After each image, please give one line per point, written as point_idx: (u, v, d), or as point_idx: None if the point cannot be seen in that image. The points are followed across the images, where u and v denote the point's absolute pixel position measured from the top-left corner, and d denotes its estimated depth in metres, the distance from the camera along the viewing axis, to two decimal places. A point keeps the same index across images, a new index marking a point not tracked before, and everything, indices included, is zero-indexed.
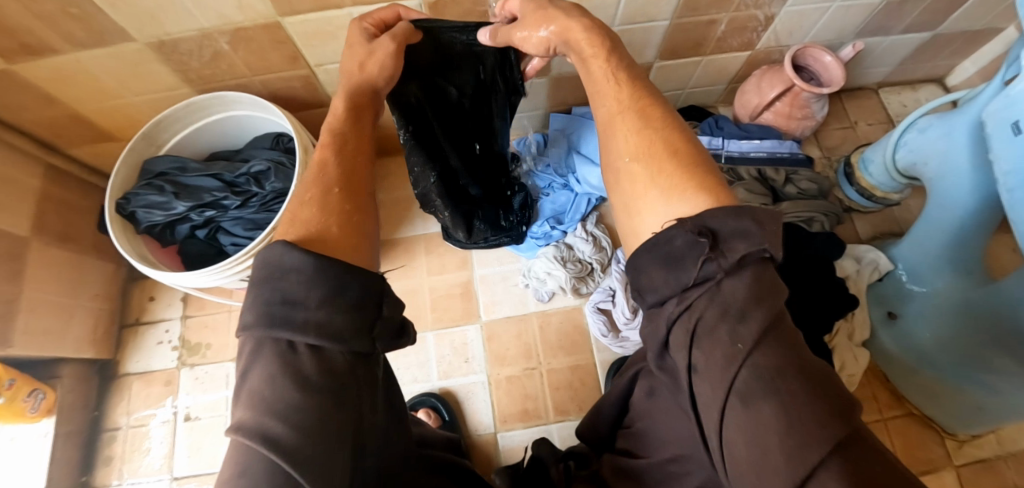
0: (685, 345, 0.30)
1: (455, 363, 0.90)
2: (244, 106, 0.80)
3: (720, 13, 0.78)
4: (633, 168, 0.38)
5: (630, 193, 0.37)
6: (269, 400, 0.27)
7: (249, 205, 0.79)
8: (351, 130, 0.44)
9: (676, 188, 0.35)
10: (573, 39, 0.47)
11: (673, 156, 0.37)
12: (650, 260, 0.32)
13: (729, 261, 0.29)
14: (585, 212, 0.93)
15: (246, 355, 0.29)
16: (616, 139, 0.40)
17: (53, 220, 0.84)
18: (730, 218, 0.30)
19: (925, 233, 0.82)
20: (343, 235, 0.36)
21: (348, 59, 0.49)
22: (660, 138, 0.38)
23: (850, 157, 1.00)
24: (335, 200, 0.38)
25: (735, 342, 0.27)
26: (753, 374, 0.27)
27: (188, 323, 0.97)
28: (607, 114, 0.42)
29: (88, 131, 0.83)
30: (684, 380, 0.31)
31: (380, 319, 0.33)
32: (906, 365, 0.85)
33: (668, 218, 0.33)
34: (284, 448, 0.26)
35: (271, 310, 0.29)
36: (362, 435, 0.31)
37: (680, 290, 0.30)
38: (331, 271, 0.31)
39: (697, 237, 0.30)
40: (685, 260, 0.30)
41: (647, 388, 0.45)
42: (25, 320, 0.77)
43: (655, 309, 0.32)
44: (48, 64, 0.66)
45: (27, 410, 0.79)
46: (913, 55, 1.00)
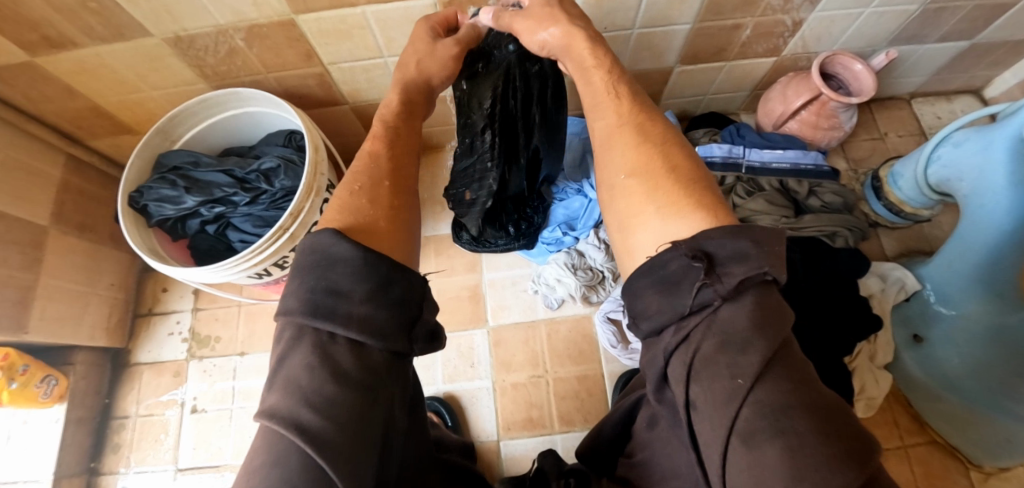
0: (682, 378, 0.28)
1: (461, 367, 0.89)
2: (258, 103, 0.80)
3: (746, 18, 0.75)
4: (631, 183, 0.36)
5: (625, 210, 0.35)
6: (307, 388, 0.27)
7: (259, 202, 0.79)
8: (399, 125, 0.47)
9: (673, 205, 0.33)
10: (573, 47, 0.46)
11: (671, 173, 0.35)
12: (647, 284, 0.30)
13: (727, 287, 0.27)
14: (599, 219, 0.90)
15: (284, 342, 0.29)
16: (612, 154, 0.38)
17: (72, 209, 0.86)
18: (728, 239, 0.28)
19: (956, 253, 0.78)
20: (390, 229, 0.36)
21: (405, 55, 0.54)
22: (659, 154, 0.36)
23: (878, 169, 0.95)
24: (384, 192, 0.39)
25: (735, 375, 0.25)
26: (756, 410, 0.24)
27: (199, 315, 0.98)
28: (606, 127, 0.40)
29: (108, 123, 0.84)
30: (683, 416, 0.29)
31: (419, 320, 0.33)
32: (927, 388, 0.81)
33: (663, 241, 0.31)
34: (317, 438, 0.26)
35: (316, 297, 0.29)
36: (391, 437, 0.31)
37: (676, 318, 0.28)
38: (377, 266, 0.31)
39: (692, 260, 0.28)
40: (682, 284, 0.28)
41: (650, 418, 0.42)
42: (40, 308, 0.79)
43: (652, 339, 0.31)
44: (69, 57, 0.67)
45: (39, 395, 0.81)
46: (949, 65, 0.95)
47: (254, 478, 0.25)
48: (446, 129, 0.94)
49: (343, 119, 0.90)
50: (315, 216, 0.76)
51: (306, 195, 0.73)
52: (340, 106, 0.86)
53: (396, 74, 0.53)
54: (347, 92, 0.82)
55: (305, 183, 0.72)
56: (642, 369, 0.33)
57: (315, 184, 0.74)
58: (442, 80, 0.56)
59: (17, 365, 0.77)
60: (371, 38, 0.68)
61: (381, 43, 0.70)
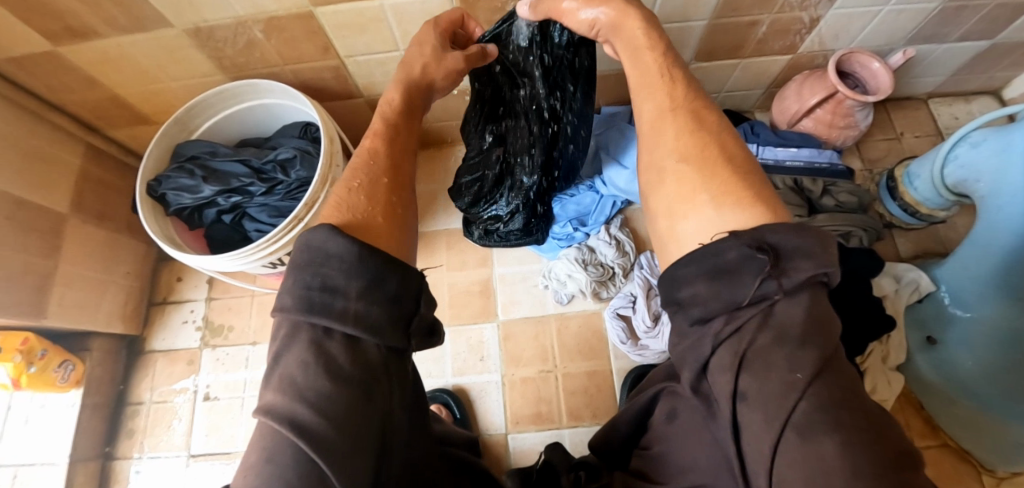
0: (731, 367, 0.27)
1: (470, 361, 0.89)
2: (275, 94, 0.81)
3: (762, 14, 0.74)
4: (683, 169, 0.34)
5: (675, 194, 0.34)
6: (302, 385, 0.27)
7: (275, 192, 0.80)
8: (402, 122, 0.46)
9: (730, 195, 0.32)
10: (625, 27, 0.46)
11: (729, 164, 0.34)
12: (696, 272, 0.29)
13: (791, 282, 0.26)
14: (609, 215, 0.91)
15: (280, 337, 0.29)
16: (661, 140, 0.37)
17: (91, 198, 0.87)
18: (791, 235, 0.27)
19: (972, 255, 0.77)
20: (386, 226, 0.36)
21: (408, 57, 0.52)
22: (713, 141, 0.36)
23: (893, 170, 0.94)
24: (382, 191, 0.38)
25: (794, 369, 0.25)
26: (814, 405, 0.24)
27: (213, 304, 0.99)
28: (654, 112, 0.39)
29: (128, 114, 0.85)
30: (726, 406, 0.28)
31: (414, 315, 0.33)
32: (943, 392, 0.80)
33: (718, 230, 0.30)
34: (313, 435, 0.26)
35: (311, 294, 0.29)
36: (390, 430, 0.32)
37: (731, 309, 0.27)
38: (372, 262, 0.31)
39: (754, 251, 0.27)
40: (741, 274, 0.27)
41: (668, 410, 0.40)
42: (59, 294, 0.81)
43: (696, 327, 0.29)
44: (92, 47, 0.68)
45: (57, 380, 0.83)
46: (968, 65, 0.94)
47: (256, 473, 0.26)
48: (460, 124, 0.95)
49: (358, 112, 0.91)
50: None
51: (322, 185, 0.73)
52: (355, 99, 0.86)
53: (397, 71, 0.51)
54: (363, 85, 0.82)
55: (321, 173, 0.73)
56: (675, 359, 0.32)
57: (328, 175, 0.75)
58: (443, 87, 0.55)
59: (36, 349, 0.79)
60: (388, 32, 0.69)
61: (398, 36, 0.70)
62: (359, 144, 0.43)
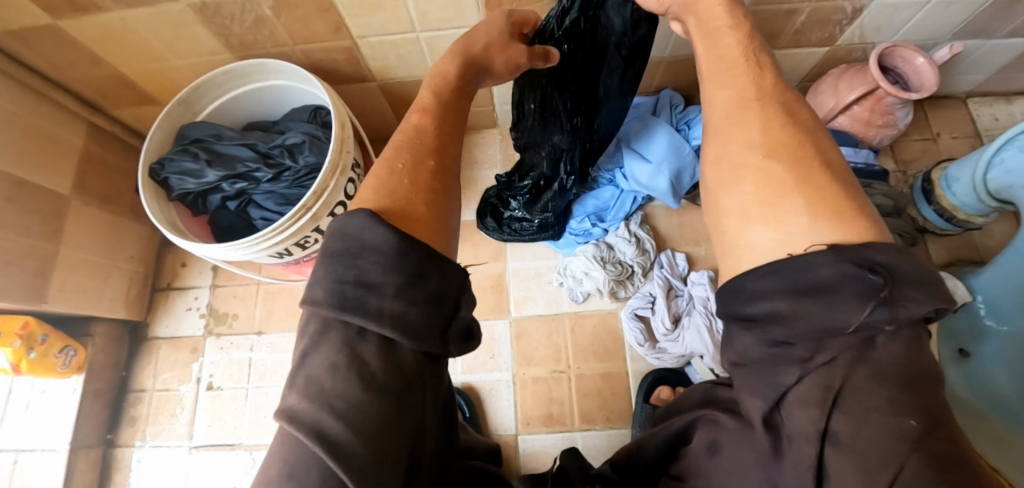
0: (821, 407, 0.25)
1: (481, 359, 0.86)
2: (285, 76, 0.77)
3: (803, 2, 0.70)
4: (770, 166, 0.30)
5: (755, 194, 0.30)
6: (329, 388, 0.24)
7: (281, 179, 0.77)
8: (452, 102, 0.42)
9: (825, 204, 0.27)
10: (700, 4, 0.41)
11: (825, 169, 0.30)
12: (786, 288, 0.26)
13: (907, 314, 0.23)
14: (629, 211, 0.88)
15: (309, 334, 0.27)
16: (738, 131, 0.33)
17: (94, 180, 0.85)
18: (903, 258, 0.24)
19: (1014, 266, 0.74)
20: (428, 214, 0.33)
21: (475, 32, 0.47)
22: (809, 142, 0.31)
23: (930, 172, 0.89)
24: (426, 176, 0.35)
25: (904, 417, 0.23)
26: (925, 460, 0.23)
27: (217, 292, 0.96)
28: (733, 99, 0.34)
29: (133, 94, 0.82)
30: (807, 445, 0.26)
31: (455, 317, 0.30)
32: (973, 409, 0.76)
33: (812, 241, 0.26)
34: (340, 449, 0.23)
35: (343, 289, 0.26)
36: (424, 443, 0.29)
37: (824, 336, 0.24)
38: (412, 257, 0.28)
39: (863, 272, 0.24)
40: (840, 295, 0.24)
41: (709, 442, 0.37)
42: (60, 278, 0.78)
43: (774, 351, 0.26)
44: (94, 21, 0.64)
45: (58, 366, 0.81)
46: (1015, 62, 0.88)
47: None
48: (476, 111, 0.91)
49: (370, 97, 0.87)
50: (340, 196, 0.73)
51: (332, 173, 0.70)
52: (368, 83, 0.83)
53: (457, 43, 0.46)
54: (376, 68, 0.78)
55: (331, 158, 0.70)
56: (741, 386, 0.29)
57: (340, 161, 0.71)
58: (501, 74, 0.49)
59: (36, 334, 0.78)
60: (405, 11, 0.65)
61: (415, 16, 0.66)
62: (404, 119, 0.39)
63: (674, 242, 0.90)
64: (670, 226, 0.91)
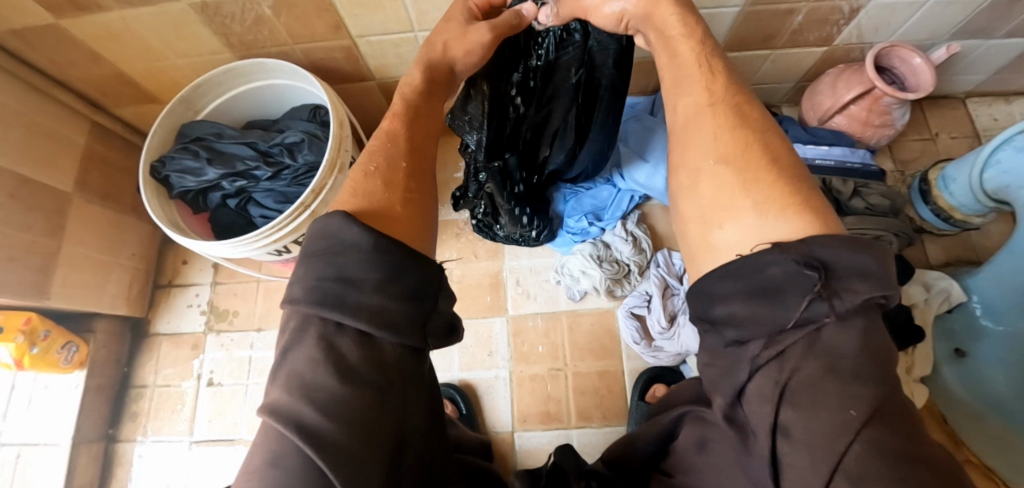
0: (772, 399, 0.25)
1: (478, 356, 0.87)
2: (284, 75, 0.77)
3: (800, 2, 0.70)
4: (721, 171, 0.32)
5: (711, 200, 0.32)
6: (310, 382, 0.25)
7: (281, 177, 0.78)
8: (425, 106, 0.42)
9: (774, 202, 0.29)
10: (657, 15, 0.41)
11: (772, 166, 0.31)
12: (738, 289, 0.27)
13: (845, 303, 0.24)
14: (626, 210, 0.89)
15: (290, 331, 0.27)
16: (696, 140, 0.34)
17: (96, 178, 0.85)
18: (847, 251, 0.25)
19: (1009, 268, 0.75)
20: (405, 214, 0.34)
21: (438, 32, 0.46)
22: (758, 141, 0.32)
23: (927, 172, 0.89)
24: (401, 176, 0.35)
25: (846, 407, 0.23)
26: (867, 446, 0.22)
27: (218, 289, 0.97)
28: (691, 107, 0.36)
29: (134, 92, 0.83)
30: (764, 439, 0.26)
31: (433, 313, 0.31)
32: (971, 409, 0.76)
33: (757, 242, 0.28)
34: (322, 441, 0.24)
35: (324, 286, 0.27)
36: (406, 436, 0.30)
37: (773, 332, 0.25)
38: (391, 254, 0.28)
39: (802, 268, 0.24)
40: (785, 293, 0.25)
41: (697, 438, 0.38)
42: (62, 275, 0.79)
43: (731, 349, 0.27)
44: (94, 20, 0.65)
45: (60, 361, 0.82)
46: (1014, 62, 0.88)
47: (257, 481, 0.24)
48: None
49: (369, 96, 0.87)
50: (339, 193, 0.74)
51: (330, 170, 0.71)
52: (367, 82, 0.83)
53: (420, 49, 0.46)
54: (375, 67, 0.79)
55: (330, 155, 0.70)
56: (708, 383, 0.30)
57: (338, 160, 0.72)
58: (466, 67, 0.48)
59: (39, 329, 0.79)
60: (402, 11, 0.65)
61: (412, 15, 0.66)
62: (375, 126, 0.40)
63: (672, 241, 0.90)
64: (667, 225, 0.91)
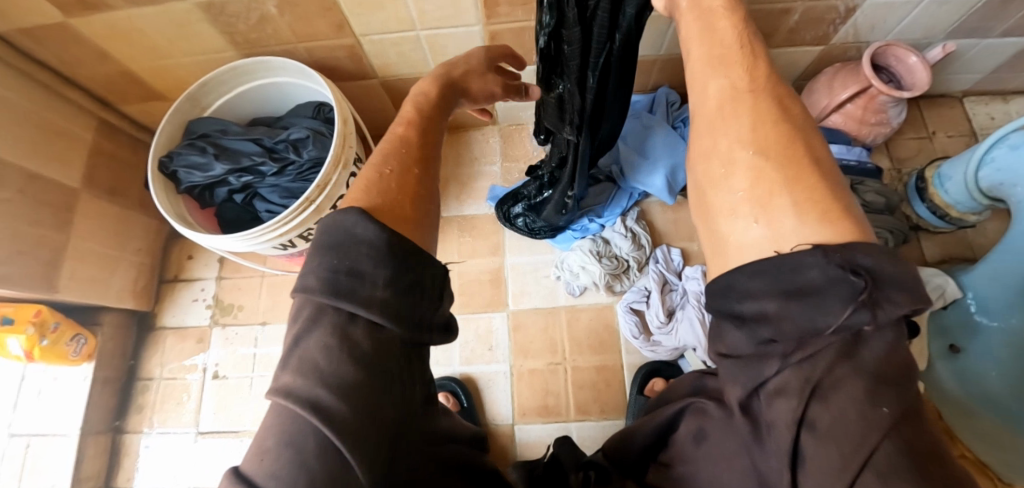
0: (801, 397, 0.26)
1: (479, 350, 0.88)
2: (288, 73, 0.79)
3: (796, 2, 0.71)
4: (761, 163, 0.30)
5: (748, 194, 0.30)
6: (323, 369, 0.26)
7: (286, 173, 0.79)
8: (433, 116, 0.44)
9: (814, 204, 0.28)
10: None
11: (813, 167, 0.30)
12: (772, 287, 0.27)
13: (885, 312, 0.24)
14: (625, 207, 0.90)
15: (302, 319, 0.28)
16: (728, 127, 0.32)
17: (104, 173, 0.87)
18: (886, 261, 0.25)
19: (1005, 262, 0.76)
20: (414, 213, 0.35)
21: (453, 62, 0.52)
22: (800, 139, 0.31)
23: (923, 171, 0.91)
24: (412, 180, 0.37)
25: (878, 406, 0.24)
26: (896, 447, 0.24)
27: (223, 284, 0.99)
28: (726, 90, 0.34)
29: (141, 89, 0.84)
30: (786, 433, 0.27)
31: (436, 306, 0.32)
32: (960, 403, 0.78)
33: (798, 242, 0.27)
34: (338, 423, 0.26)
35: (337, 277, 0.28)
36: (414, 423, 0.31)
37: (809, 334, 0.25)
38: (400, 251, 0.30)
39: (845, 274, 0.24)
40: (825, 296, 0.25)
41: (695, 430, 0.39)
42: (71, 269, 0.81)
43: (760, 347, 0.28)
44: (104, 20, 0.66)
45: (69, 353, 0.84)
46: (1010, 61, 0.89)
47: (273, 459, 0.25)
48: (475, 108, 0.93)
49: (371, 93, 0.89)
50: (342, 189, 0.75)
51: (334, 167, 0.72)
52: (370, 80, 0.84)
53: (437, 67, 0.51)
54: (378, 66, 0.80)
55: (335, 151, 0.72)
56: (725, 376, 0.31)
57: (343, 156, 0.74)
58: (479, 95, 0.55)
59: (48, 322, 0.80)
60: (404, 10, 0.67)
61: (414, 14, 0.68)
62: (388, 130, 0.41)
63: (670, 237, 0.91)
64: (666, 221, 0.92)
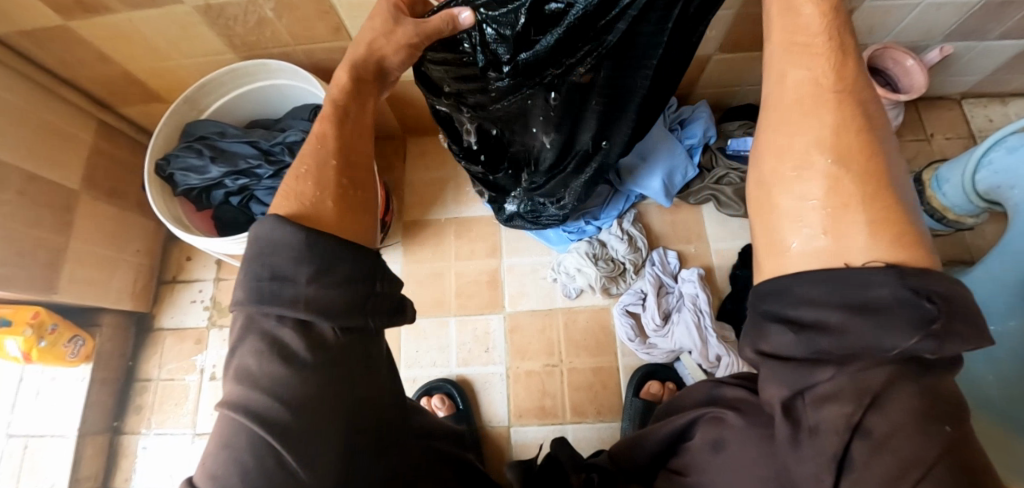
0: (861, 408, 0.26)
1: (475, 352, 0.88)
2: (286, 75, 0.79)
3: None
4: (840, 173, 0.29)
5: (823, 201, 0.29)
6: (253, 373, 0.28)
7: (282, 176, 0.80)
8: (353, 102, 0.40)
9: (889, 223, 0.27)
10: None
11: (887, 184, 0.29)
12: (838, 301, 0.26)
13: (951, 339, 0.25)
14: (622, 210, 0.90)
15: (237, 328, 0.30)
16: (808, 124, 0.30)
17: (103, 175, 0.87)
18: (953, 288, 0.25)
19: (1005, 266, 0.76)
20: (340, 210, 0.34)
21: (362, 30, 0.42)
22: (878, 151, 0.30)
23: (921, 173, 0.90)
24: (331, 175, 0.35)
25: (938, 425, 0.25)
26: (951, 465, 0.25)
27: (221, 285, 0.99)
28: (807, 86, 0.31)
29: (139, 91, 0.84)
30: (833, 438, 0.27)
31: (373, 295, 0.32)
32: None
33: (869, 258, 0.27)
34: (271, 422, 0.27)
35: (260, 285, 0.29)
36: (359, 409, 0.33)
37: (876, 353, 0.25)
38: (323, 247, 0.30)
39: (920, 298, 0.25)
40: (896, 317, 0.25)
41: (713, 440, 0.39)
42: (70, 270, 0.81)
43: (815, 356, 0.27)
44: (103, 22, 0.67)
45: (67, 354, 0.84)
46: (1009, 63, 0.89)
47: (213, 459, 0.27)
48: None
49: None
50: None
51: None
52: None
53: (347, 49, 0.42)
54: None
55: None
56: (766, 376, 0.30)
57: None
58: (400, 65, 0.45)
59: (46, 323, 0.81)
60: None
61: None
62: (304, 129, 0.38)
63: (668, 239, 0.91)
64: (663, 223, 0.93)
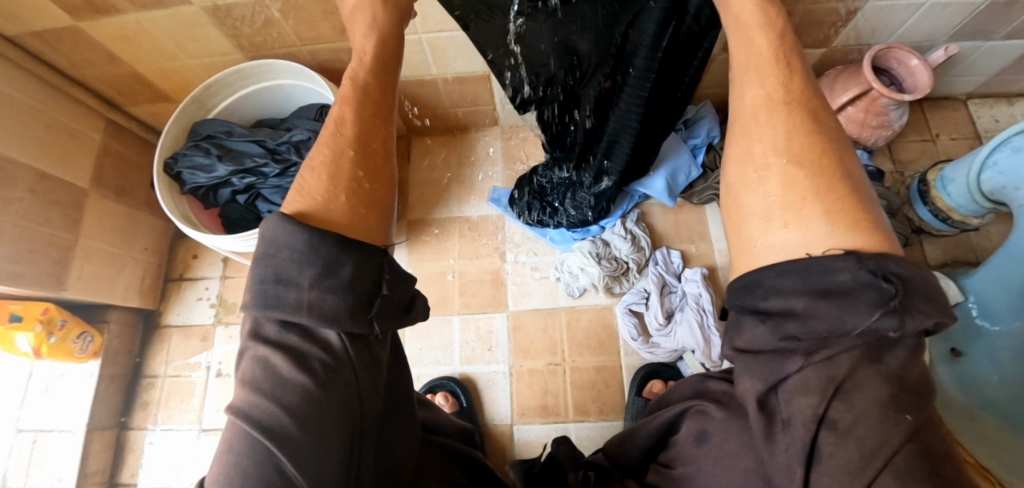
0: (824, 396, 0.27)
1: (479, 350, 0.89)
2: (291, 75, 0.81)
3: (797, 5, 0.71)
4: (792, 170, 0.29)
5: (779, 197, 0.29)
6: (260, 378, 0.28)
7: (288, 174, 0.81)
8: (374, 80, 0.37)
9: (845, 214, 0.28)
10: None
11: (846, 178, 0.29)
12: (799, 286, 0.27)
13: (912, 319, 0.25)
14: (627, 209, 0.91)
15: (246, 332, 0.30)
16: (762, 132, 0.31)
17: (111, 174, 0.88)
18: (913, 273, 0.25)
19: (1004, 267, 0.75)
20: (353, 206, 0.33)
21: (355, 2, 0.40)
22: (833, 149, 0.30)
23: (926, 173, 0.90)
24: (347, 166, 0.34)
25: (902, 412, 0.25)
26: (915, 451, 0.25)
27: (227, 282, 1.00)
28: (759, 99, 0.32)
29: (147, 91, 0.85)
30: (801, 430, 0.28)
31: (377, 298, 0.32)
32: (963, 408, 0.77)
33: (829, 246, 0.27)
34: (270, 430, 0.27)
35: (265, 288, 0.29)
36: (365, 420, 0.33)
37: (838, 336, 0.26)
38: (324, 249, 0.29)
39: (877, 280, 0.25)
40: (855, 300, 0.25)
41: (697, 432, 0.39)
42: (78, 267, 0.82)
43: (783, 343, 0.28)
44: (113, 23, 0.68)
45: (76, 350, 0.85)
46: (1016, 63, 0.88)
47: (218, 461, 0.28)
48: (476, 110, 0.94)
49: None
50: None
51: None
52: None
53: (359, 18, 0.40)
54: None
55: None
56: (741, 371, 0.31)
57: None
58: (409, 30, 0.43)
59: (55, 319, 0.83)
60: None
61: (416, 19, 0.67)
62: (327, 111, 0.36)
63: (671, 238, 0.92)
64: (666, 224, 0.93)
